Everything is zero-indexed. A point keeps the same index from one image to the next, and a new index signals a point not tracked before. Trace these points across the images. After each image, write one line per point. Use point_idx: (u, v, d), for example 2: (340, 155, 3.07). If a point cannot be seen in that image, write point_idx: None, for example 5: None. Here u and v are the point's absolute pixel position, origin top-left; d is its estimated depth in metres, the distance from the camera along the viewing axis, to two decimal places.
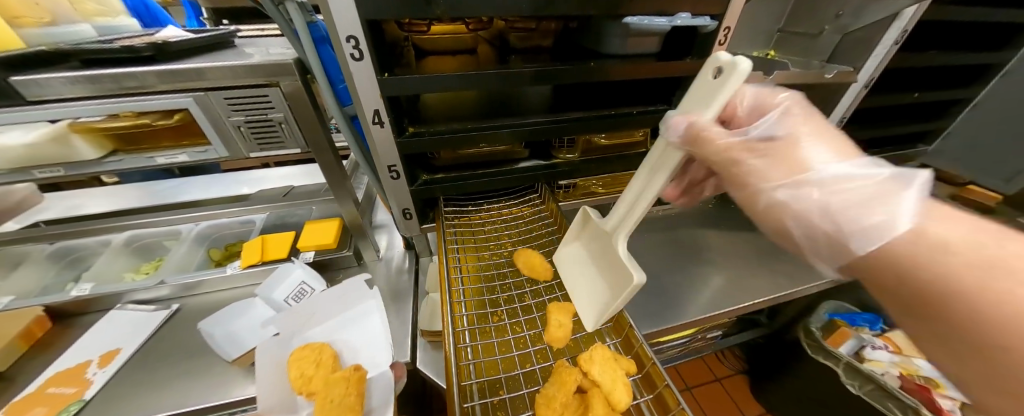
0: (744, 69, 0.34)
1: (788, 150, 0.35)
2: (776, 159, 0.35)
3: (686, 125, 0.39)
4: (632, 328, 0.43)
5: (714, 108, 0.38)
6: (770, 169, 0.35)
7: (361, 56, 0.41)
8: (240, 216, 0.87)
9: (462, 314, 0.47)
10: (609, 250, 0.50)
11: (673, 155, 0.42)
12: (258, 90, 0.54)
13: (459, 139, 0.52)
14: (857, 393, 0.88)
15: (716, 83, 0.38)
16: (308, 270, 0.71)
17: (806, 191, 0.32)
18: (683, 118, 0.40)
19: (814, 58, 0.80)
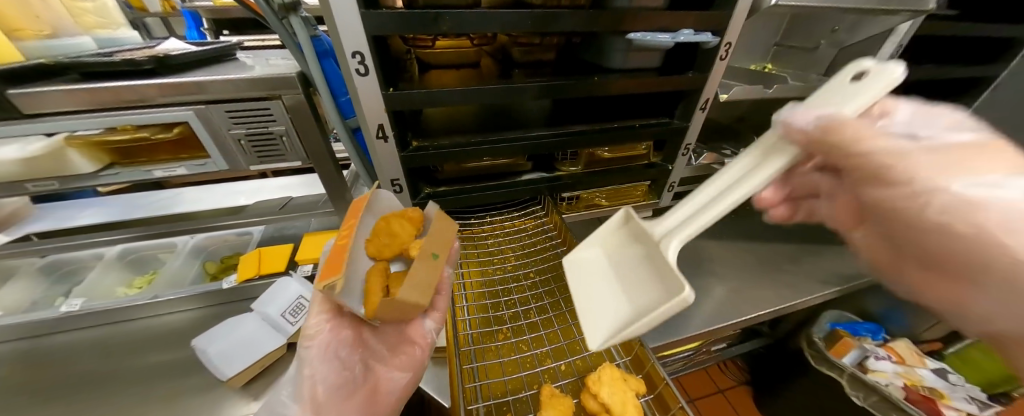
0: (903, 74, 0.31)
1: (982, 155, 0.29)
2: (953, 160, 0.29)
3: (813, 117, 0.34)
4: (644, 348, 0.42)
5: (857, 108, 0.33)
6: (950, 169, 0.29)
7: (366, 71, 0.41)
8: (237, 228, 0.85)
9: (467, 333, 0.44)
10: (652, 258, 0.45)
11: (777, 155, 0.38)
12: (260, 103, 0.54)
13: (463, 153, 0.51)
14: (861, 405, 0.86)
15: (851, 90, 0.34)
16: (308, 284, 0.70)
17: (1002, 189, 0.26)
18: (809, 111, 0.35)
19: (812, 72, 0.81)
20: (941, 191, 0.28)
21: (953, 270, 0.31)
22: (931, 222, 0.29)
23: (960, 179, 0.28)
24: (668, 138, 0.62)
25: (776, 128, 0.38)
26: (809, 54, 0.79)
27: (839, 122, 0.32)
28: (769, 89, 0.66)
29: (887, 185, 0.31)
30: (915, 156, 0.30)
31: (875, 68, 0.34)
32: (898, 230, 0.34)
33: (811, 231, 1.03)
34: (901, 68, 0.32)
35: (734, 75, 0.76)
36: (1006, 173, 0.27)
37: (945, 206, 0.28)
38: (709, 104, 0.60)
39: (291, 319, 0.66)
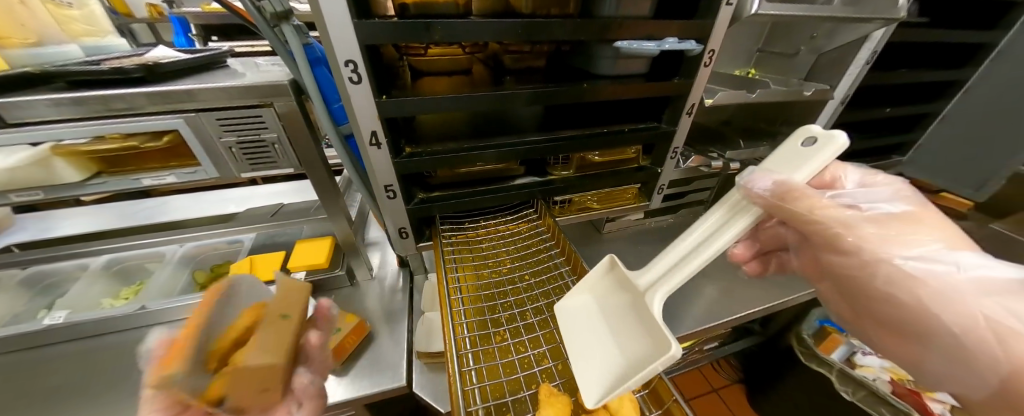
0: (845, 140, 0.34)
1: (911, 222, 0.35)
2: (893, 232, 0.34)
3: (769, 183, 0.36)
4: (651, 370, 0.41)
5: (808, 172, 0.36)
6: (889, 238, 0.34)
7: (359, 79, 0.41)
8: (227, 236, 0.84)
9: (465, 336, 0.44)
10: (639, 308, 0.45)
11: (744, 213, 0.40)
12: (252, 111, 0.54)
13: (456, 158, 0.52)
14: (850, 400, 0.89)
15: (802, 154, 0.38)
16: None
17: (938, 266, 0.31)
18: (765, 174, 0.38)
19: (793, 77, 0.84)
20: (892, 263, 0.33)
21: (889, 323, 0.37)
22: (881, 291, 0.35)
23: (899, 250, 0.33)
24: (656, 142, 0.64)
25: (739, 190, 0.40)
26: (790, 60, 0.83)
27: (791, 187, 0.35)
28: (752, 94, 0.68)
29: (841, 253, 0.36)
30: (860, 224, 0.35)
31: (822, 136, 0.37)
32: (844, 287, 0.40)
33: None
34: (842, 138, 0.34)
35: (719, 80, 0.79)
36: (935, 246, 0.33)
37: (897, 276, 0.33)
38: (695, 109, 0.61)
39: None
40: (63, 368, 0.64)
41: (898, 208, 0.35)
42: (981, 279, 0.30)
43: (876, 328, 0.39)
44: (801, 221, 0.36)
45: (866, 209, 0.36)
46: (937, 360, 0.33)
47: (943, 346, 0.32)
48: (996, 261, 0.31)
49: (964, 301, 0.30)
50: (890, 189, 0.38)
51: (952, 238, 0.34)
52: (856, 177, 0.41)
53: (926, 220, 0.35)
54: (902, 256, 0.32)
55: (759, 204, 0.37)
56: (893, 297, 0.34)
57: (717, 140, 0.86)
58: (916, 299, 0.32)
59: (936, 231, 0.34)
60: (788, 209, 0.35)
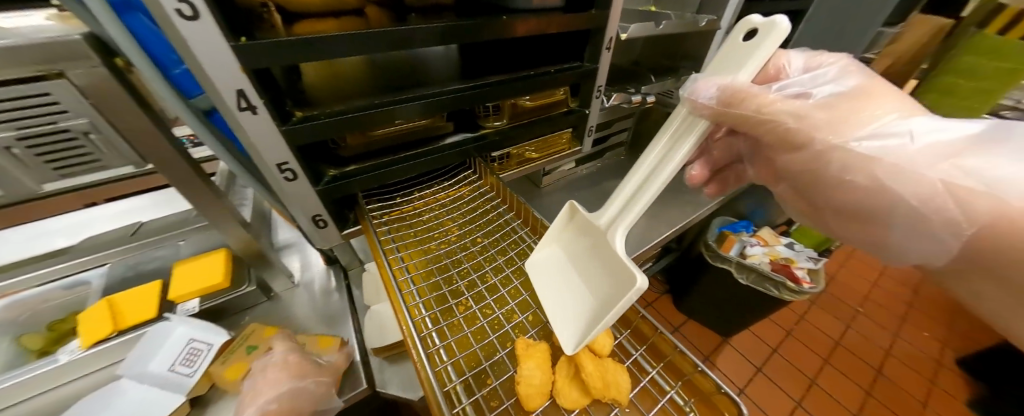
0: (786, 26, 0.33)
1: (866, 96, 0.34)
2: (840, 110, 0.34)
3: (714, 89, 0.37)
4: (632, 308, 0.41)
5: (751, 70, 0.36)
6: (840, 120, 0.34)
7: (195, 13, 0.28)
8: (61, 280, 0.61)
9: (423, 315, 0.39)
10: (603, 250, 0.44)
11: (696, 125, 0.40)
12: (31, 88, 0.34)
13: (367, 118, 0.43)
14: (745, 282, 1.14)
15: (746, 51, 0.37)
16: (197, 324, 0.58)
17: (894, 139, 0.31)
18: (711, 80, 0.38)
19: (686, 12, 0.90)
20: (850, 149, 0.33)
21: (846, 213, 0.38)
22: (837, 179, 0.35)
23: (851, 133, 0.33)
24: (581, 81, 0.63)
25: (685, 104, 0.41)
26: None
27: (735, 89, 0.36)
28: (659, 26, 0.71)
29: (795, 149, 0.37)
30: (810, 112, 0.35)
31: (764, 26, 0.35)
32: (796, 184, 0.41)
33: None
34: (780, 26, 0.34)
35: (628, 17, 0.80)
36: (889, 118, 0.32)
37: (850, 162, 0.34)
38: (613, 43, 0.61)
39: (187, 370, 0.53)
40: None
41: (848, 86, 0.35)
42: (932, 146, 0.30)
43: (847, 227, 0.39)
44: (752, 123, 0.37)
45: (814, 94, 0.36)
46: (907, 240, 0.34)
47: (907, 226, 0.33)
48: (949, 121, 0.30)
49: (919, 170, 0.30)
50: (836, 68, 0.38)
51: (901, 106, 0.33)
52: (801, 63, 0.41)
53: (881, 92, 0.35)
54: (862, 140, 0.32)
55: (707, 118, 0.39)
56: (847, 181, 0.35)
57: (631, 79, 0.90)
58: (872, 178, 0.33)
59: (894, 101, 0.34)
60: (733, 113, 0.36)
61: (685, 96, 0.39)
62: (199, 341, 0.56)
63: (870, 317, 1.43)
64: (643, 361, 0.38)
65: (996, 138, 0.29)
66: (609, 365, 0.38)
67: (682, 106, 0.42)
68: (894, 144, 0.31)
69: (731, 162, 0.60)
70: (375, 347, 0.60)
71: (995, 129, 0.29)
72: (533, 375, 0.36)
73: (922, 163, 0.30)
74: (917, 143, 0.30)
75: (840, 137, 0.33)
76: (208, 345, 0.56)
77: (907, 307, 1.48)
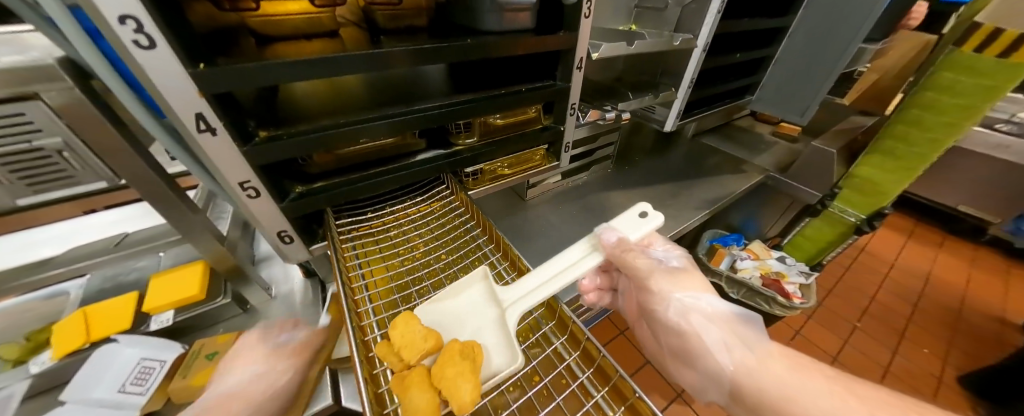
0: (660, 223, 0.53)
1: (684, 275, 0.51)
2: (677, 281, 0.50)
3: (616, 237, 0.51)
4: (591, 341, 0.39)
5: (639, 235, 0.53)
6: (675, 285, 0.50)
7: (152, 43, 0.30)
8: (41, 290, 0.62)
9: (375, 337, 0.40)
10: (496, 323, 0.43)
11: (597, 254, 0.51)
12: (7, 108, 0.38)
13: (333, 138, 0.44)
14: (737, 296, 1.19)
15: (641, 222, 0.54)
16: (149, 343, 0.58)
17: (693, 306, 0.47)
18: (613, 229, 0.53)
19: (664, 29, 0.91)
20: (668, 296, 0.49)
21: (675, 367, 0.49)
22: (675, 332, 0.48)
23: (677, 291, 0.49)
24: (555, 100, 0.64)
25: (596, 238, 0.53)
26: (661, 14, 0.90)
27: (626, 243, 0.51)
28: (633, 45, 0.71)
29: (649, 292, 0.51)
30: (654, 279, 0.51)
31: (651, 215, 0.55)
32: (665, 349, 0.51)
33: (687, 170, 1.23)
34: (660, 223, 0.53)
35: (605, 35, 0.82)
36: (696, 292, 0.49)
37: (682, 310, 0.47)
38: (584, 62, 0.63)
39: (138, 389, 0.53)
40: None
41: (680, 264, 0.53)
42: (720, 320, 0.45)
43: (676, 367, 0.49)
44: (629, 266, 0.51)
45: (667, 263, 0.52)
46: (695, 379, 0.47)
47: (698, 377, 0.46)
48: (728, 300, 0.47)
49: (719, 350, 0.43)
50: (679, 254, 0.55)
51: (708, 285, 0.50)
52: (661, 246, 0.57)
53: (693, 274, 0.52)
54: (704, 313, 0.46)
55: (606, 251, 0.51)
56: (679, 329, 0.47)
57: (610, 94, 0.91)
58: (692, 326, 0.46)
59: (696, 279, 0.51)
60: (626, 260, 0.51)
61: (595, 232, 0.53)
62: (150, 359, 0.56)
63: (867, 332, 1.41)
64: (589, 385, 0.38)
65: (748, 319, 0.45)
66: (456, 365, 0.36)
67: (589, 238, 0.54)
68: (709, 328, 0.45)
69: (608, 288, 0.66)
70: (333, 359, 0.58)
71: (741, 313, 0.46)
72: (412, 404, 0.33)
73: (750, 348, 0.42)
74: (737, 324, 0.45)
75: (679, 293, 0.48)
76: (160, 362, 0.56)
77: (903, 322, 1.45)
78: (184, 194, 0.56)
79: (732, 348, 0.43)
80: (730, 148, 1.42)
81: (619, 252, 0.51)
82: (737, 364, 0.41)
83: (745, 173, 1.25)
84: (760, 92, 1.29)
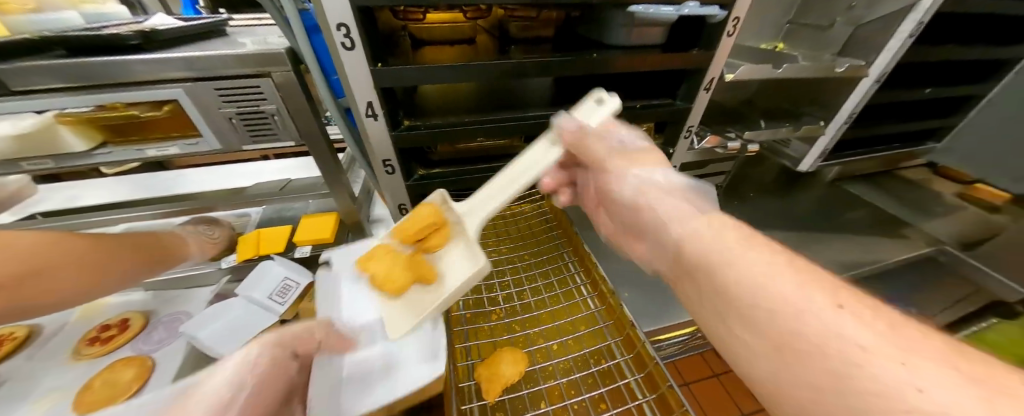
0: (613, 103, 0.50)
1: (649, 154, 0.47)
2: (629, 156, 0.46)
3: (575, 125, 0.48)
4: (672, 387, 0.34)
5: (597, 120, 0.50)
6: (634, 164, 0.45)
7: (352, 45, 0.39)
8: (236, 210, 0.86)
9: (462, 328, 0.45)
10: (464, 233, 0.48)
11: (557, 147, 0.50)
12: (249, 81, 0.53)
13: (456, 133, 0.50)
14: None
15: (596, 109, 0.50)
16: (290, 267, 0.72)
17: (650, 180, 0.43)
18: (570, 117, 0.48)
19: (825, 51, 0.76)
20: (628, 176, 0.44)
21: (625, 241, 0.47)
22: (633, 207, 0.43)
23: (634, 171, 0.44)
24: (670, 120, 0.60)
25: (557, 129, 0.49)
26: (824, 33, 0.76)
27: (583, 133, 0.47)
28: (779, 69, 0.62)
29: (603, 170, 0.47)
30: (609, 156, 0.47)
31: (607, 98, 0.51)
32: (620, 230, 0.48)
33: (815, 221, 1.02)
34: (616, 104, 0.50)
35: (743, 55, 0.72)
36: (656, 171, 0.44)
37: (637, 186, 0.43)
38: (715, 84, 0.57)
39: (279, 301, 0.68)
40: (87, 335, 0.66)
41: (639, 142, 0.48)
42: (673, 196, 0.40)
43: (629, 241, 0.46)
44: (586, 154, 0.48)
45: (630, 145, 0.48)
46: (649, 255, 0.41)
47: (655, 254, 0.39)
48: (684, 176, 0.42)
49: (682, 222, 0.35)
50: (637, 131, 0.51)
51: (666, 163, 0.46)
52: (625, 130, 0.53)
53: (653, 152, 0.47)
54: (650, 191, 0.42)
55: (567, 141, 0.48)
56: (639, 208, 0.42)
57: (733, 120, 0.80)
58: (646, 205, 0.41)
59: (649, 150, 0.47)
60: (586, 148, 0.47)
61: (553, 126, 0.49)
62: (291, 279, 0.71)
63: None
64: None
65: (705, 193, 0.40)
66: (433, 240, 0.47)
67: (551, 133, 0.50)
68: (664, 200, 0.39)
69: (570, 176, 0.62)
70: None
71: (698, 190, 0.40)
72: (507, 375, 0.40)
73: (715, 223, 0.32)
74: (681, 195, 0.39)
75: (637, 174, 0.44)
76: (296, 284, 0.71)
77: None
78: (337, 159, 0.70)
79: (701, 221, 0.33)
80: (885, 204, 1.12)
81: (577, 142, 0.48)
82: (686, 235, 0.33)
83: (905, 240, 0.97)
84: (953, 139, 0.98)
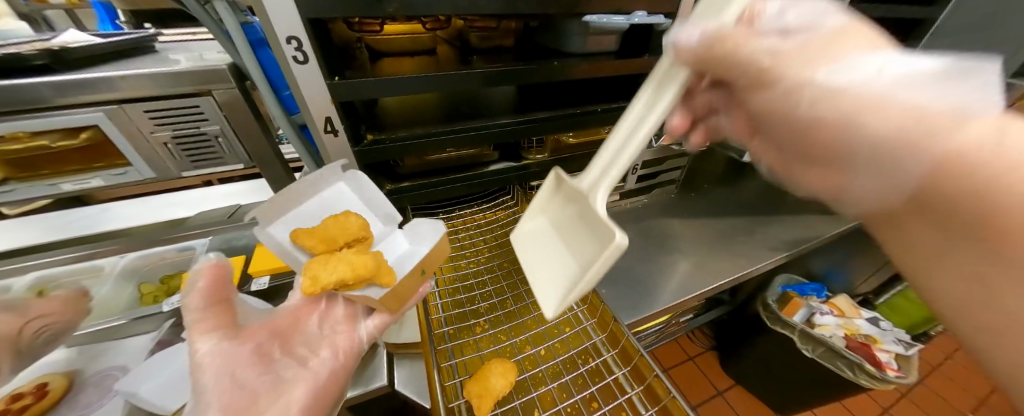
0: None
1: (839, 37, 0.30)
2: (818, 50, 0.30)
3: (700, 32, 0.34)
4: (659, 377, 0.35)
5: (727, 17, 0.34)
6: (817, 56, 0.30)
7: (305, 58, 0.36)
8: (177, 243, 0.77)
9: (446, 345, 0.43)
10: (586, 213, 0.45)
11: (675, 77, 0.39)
12: (186, 101, 0.48)
13: (422, 145, 0.49)
14: (811, 356, 0.98)
15: None
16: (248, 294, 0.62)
17: (866, 71, 0.27)
18: (692, 25, 0.35)
19: None
20: (819, 80, 0.29)
21: (803, 170, 0.38)
22: (815, 124, 0.31)
23: (825, 65, 0.29)
24: None
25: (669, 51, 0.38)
26: None
27: (722, 35, 0.33)
28: None
29: (763, 87, 0.33)
30: (787, 54, 0.31)
31: None
32: (789, 152, 0.38)
33: (763, 205, 1.12)
34: None
35: None
36: (862, 56, 0.29)
37: (834, 90, 0.28)
38: None
39: None
40: None
41: (830, 23, 0.31)
42: (905, 74, 0.26)
43: (812, 169, 0.37)
44: (726, 64, 0.34)
45: (794, 32, 0.31)
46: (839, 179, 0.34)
47: (852, 178, 0.32)
48: (919, 54, 0.27)
49: (883, 105, 0.26)
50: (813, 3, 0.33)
51: (876, 40, 0.30)
52: None
53: (856, 33, 0.31)
54: (833, 65, 0.29)
55: (687, 59, 0.36)
56: (821, 119, 0.30)
57: None
58: (840, 111, 0.29)
59: (847, 38, 0.30)
60: (715, 59, 0.34)
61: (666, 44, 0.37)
62: None
63: None
64: None
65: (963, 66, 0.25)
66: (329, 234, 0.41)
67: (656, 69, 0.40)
68: (862, 65, 0.28)
69: (707, 112, 0.51)
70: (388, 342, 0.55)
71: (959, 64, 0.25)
72: (499, 388, 0.39)
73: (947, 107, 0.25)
74: (931, 82, 0.25)
75: (839, 74, 0.28)
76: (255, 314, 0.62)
77: None
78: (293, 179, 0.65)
79: (917, 116, 0.25)
80: None
81: (701, 60, 0.35)
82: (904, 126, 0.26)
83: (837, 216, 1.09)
84: None
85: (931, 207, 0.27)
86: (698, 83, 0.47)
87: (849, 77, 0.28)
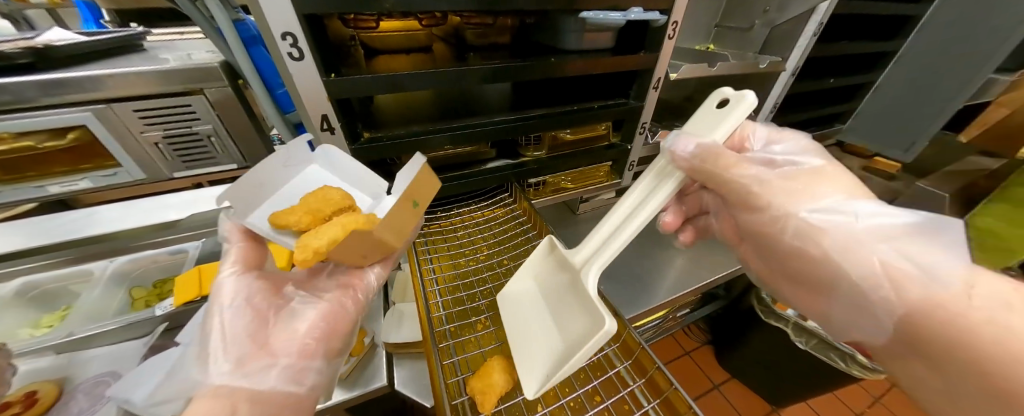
0: (751, 101, 0.36)
1: (815, 177, 0.38)
2: (796, 191, 0.37)
3: (695, 143, 0.38)
4: (659, 368, 0.36)
5: (723, 131, 0.38)
6: (794, 195, 0.37)
7: (301, 55, 0.36)
8: None
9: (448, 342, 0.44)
10: (577, 286, 0.44)
11: (672, 177, 0.42)
12: (178, 100, 0.47)
13: (420, 142, 0.49)
14: (804, 348, 0.99)
15: (719, 114, 0.40)
16: None
17: (840, 216, 0.34)
18: (689, 137, 0.39)
19: (748, 50, 0.86)
20: (799, 215, 0.36)
21: (793, 288, 0.43)
22: (806, 256, 0.37)
23: (806, 205, 0.36)
24: (625, 118, 0.64)
25: (665, 156, 0.42)
26: (745, 34, 0.85)
27: (712, 149, 0.37)
28: (714, 66, 0.68)
29: (754, 211, 0.40)
30: (769, 184, 0.38)
31: (732, 95, 0.39)
32: (779, 267, 0.44)
33: None
34: (751, 97, 0.37)
35: (682, 55, 0.79)
36: (837, 197, 0.35)
37: (809, 228, 0.35)
38: (661, 83, 0.62)
39: None
40: None
41: (811, 163, 0.39)
42: (876, 227, 0.32)
43: (798, 289, 0.42)
44: (721, 181, 0.40)
45: (779, 165, 0.39)
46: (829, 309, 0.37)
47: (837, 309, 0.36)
48: (892, 207, 0.33)
49: (862, 250, 0.32)
50: (791, 148, 0.41)
51: (845, 188, 0.37)
52: (764, 135, 0.46)
53: (829, 175, 0.38)
54: (821, 206, 0.35)
55: (684, 171, 0.40)
56: (807, 250, 0.36)
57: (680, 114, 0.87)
58: (823, 250, 0.34)
59: (819, 185, 0.37)
60: (708, 169, 0.38)
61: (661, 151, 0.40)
62: None
63: None
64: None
65: (928, 228, 0.31)
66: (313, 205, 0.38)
67: (657, 162, 0.44)
68: (842, 220, 0.33)
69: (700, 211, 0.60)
70: (388, 342, 0.54)
71: (925, 224, 0.31)
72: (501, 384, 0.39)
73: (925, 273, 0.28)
74: (892, 238, 0.31)
75: (814, 213, 0.35)
76: None
77: None
78: None
79: (884, 260, 0.30)
80: None
81: (701, 170, 0.39)
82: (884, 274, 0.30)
83: None
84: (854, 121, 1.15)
85: (922, 351, 0.29)
86: (690, 186, 0.58)
87: (824, 213, 0.34)
